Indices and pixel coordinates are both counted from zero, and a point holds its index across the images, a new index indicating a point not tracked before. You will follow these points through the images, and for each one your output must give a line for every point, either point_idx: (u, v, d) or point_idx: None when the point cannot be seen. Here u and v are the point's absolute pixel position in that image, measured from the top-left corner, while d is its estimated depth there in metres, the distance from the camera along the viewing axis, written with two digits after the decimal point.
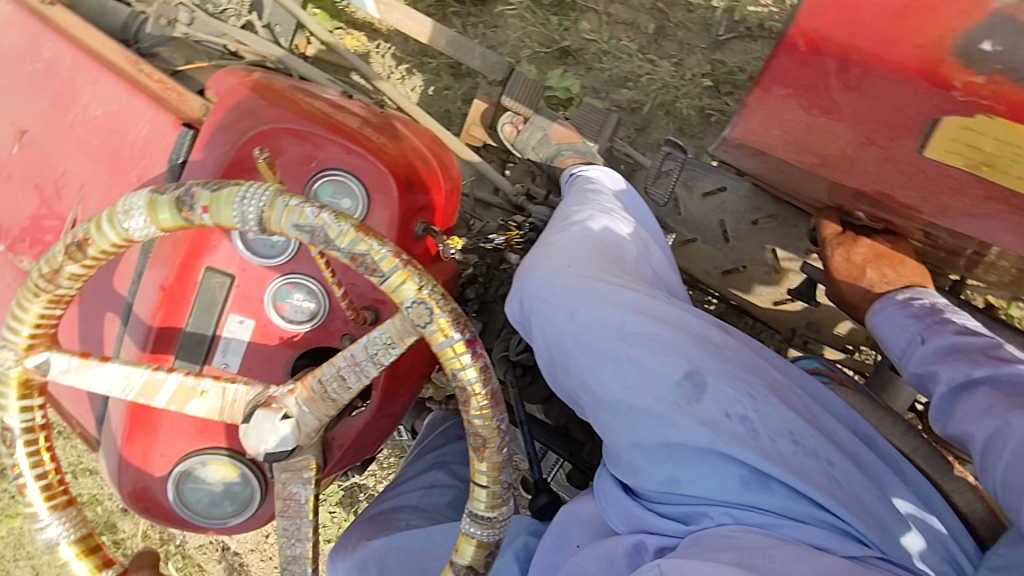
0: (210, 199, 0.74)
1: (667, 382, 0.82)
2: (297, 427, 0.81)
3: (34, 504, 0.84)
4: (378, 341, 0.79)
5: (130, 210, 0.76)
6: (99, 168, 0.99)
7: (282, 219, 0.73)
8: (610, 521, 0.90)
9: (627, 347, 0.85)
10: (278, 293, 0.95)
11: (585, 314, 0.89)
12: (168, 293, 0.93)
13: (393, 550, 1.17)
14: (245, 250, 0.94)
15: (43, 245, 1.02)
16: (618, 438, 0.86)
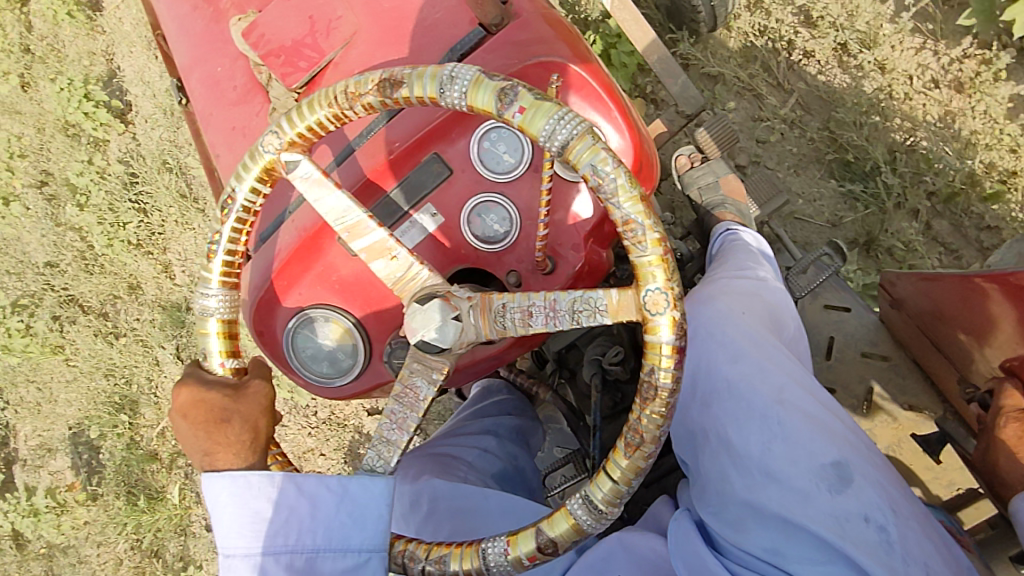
0: (525, 101, 0.75)
1: (813, 462, 0.87)
2: (459, 334, 0.83)
3: (212, 274, 0.90)
4: (590, 304, 0.80)
5: (449, 81, 0.78)
6: (378, 30, 1.07)
7: (583, 157, 0.75)
8: (677, 566, 0.92)
9: (782, 415, 0.91)
10: (479, 209, 1.00)
11: (753, 373, 0.95)
12: (391, 162, 0.98)
13: (449, 498, 1.18)
14: (473, 157, 0.98)
15: (294, 69, 1.09)
16: (733, 490, 0.90)
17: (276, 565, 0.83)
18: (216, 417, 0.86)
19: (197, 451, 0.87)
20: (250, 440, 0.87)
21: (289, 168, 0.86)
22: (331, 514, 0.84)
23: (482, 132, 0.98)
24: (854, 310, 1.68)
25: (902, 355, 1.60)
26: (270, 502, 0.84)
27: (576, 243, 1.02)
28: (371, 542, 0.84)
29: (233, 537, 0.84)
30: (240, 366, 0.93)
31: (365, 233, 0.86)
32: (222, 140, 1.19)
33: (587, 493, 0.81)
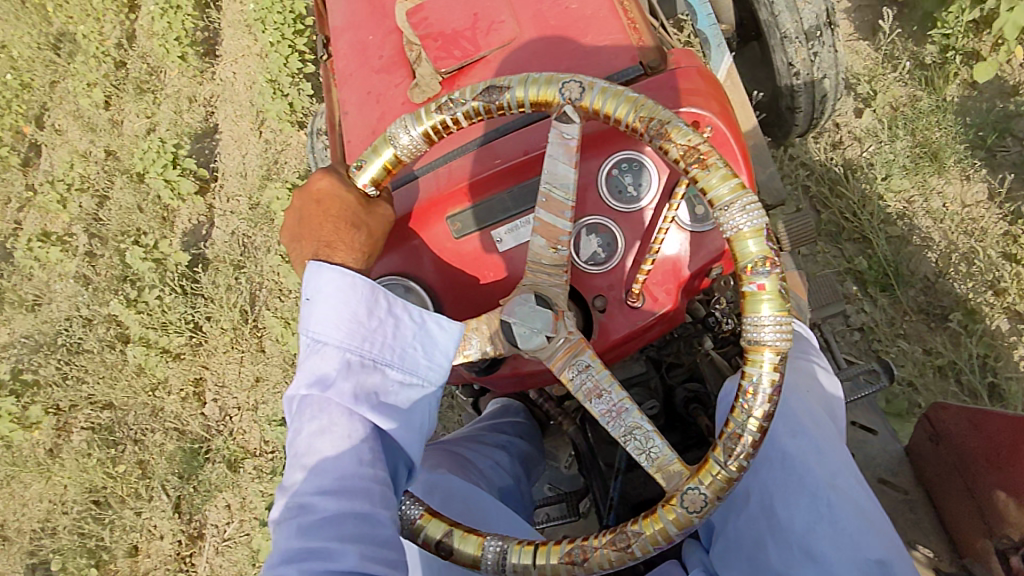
0: (720, 175, 0.79)
1: (857, 554, 0.88)
2: (541, 348, 0.87)
3: (426, 120, 0.90)
4: (646, 443, 0.84)
5: (675, 123, 0.81)
6: (537, 41, 1.14)
7: (753, 249, 0.79)
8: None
9: (831, 497, 0.91)
10: (587, 230, 1.03)
11: (808, 447, 0.95)
12: (522, 162, 1.06)
13: (461, 499, 1.11)
14: (599, 178, 1.02)
15: (448, 55, 1.16)
16: (770, 561, 0.92)
17: (357, 364, 0.84)
18: (346, 221, 0.94)
19: (312, 241, 0.93)
20: (365, 249, 0.95)
21: (561, 116, 0.86)
22: (407, 341, 0.88)
23: (615, 157, 1.02)
24: (881, 435, 1.70)
25: (920, 492, 1.58)
26: (367, 309, 0.86)
27: (669, 287, 1.04)
28: (432, 375, 0.89)
29: (326, 325, 0.84)
30: (371, 197, 0.97)
31: (556, 210, 0.88)
32: (355, 100, 1.25)
33: (507, 548, 0.84)
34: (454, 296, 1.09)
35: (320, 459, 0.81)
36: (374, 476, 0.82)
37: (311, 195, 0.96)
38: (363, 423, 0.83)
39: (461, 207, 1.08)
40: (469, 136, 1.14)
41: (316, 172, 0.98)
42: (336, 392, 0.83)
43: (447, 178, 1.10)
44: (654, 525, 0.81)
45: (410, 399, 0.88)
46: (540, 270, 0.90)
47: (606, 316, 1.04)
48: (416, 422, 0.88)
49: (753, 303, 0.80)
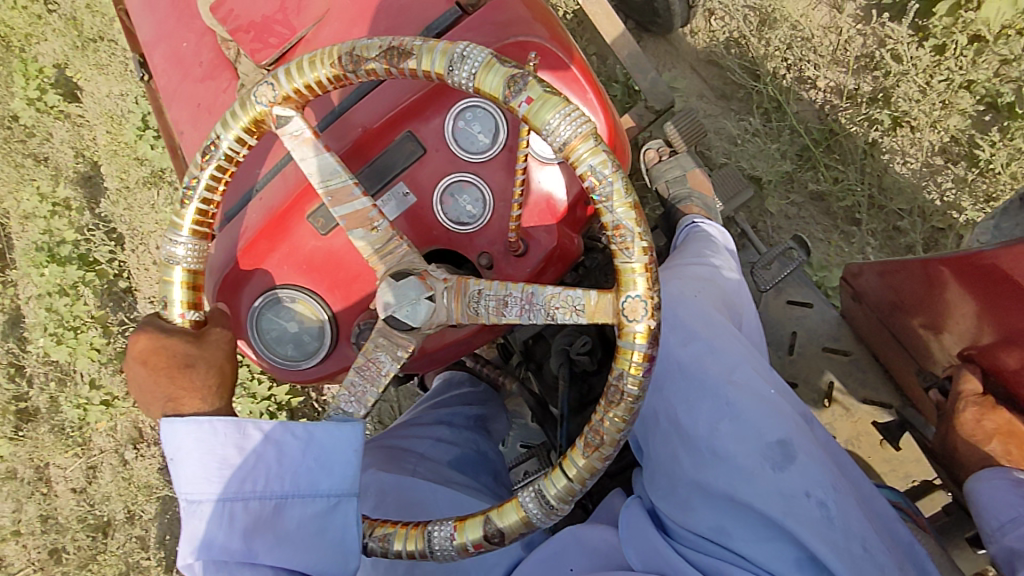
0: (427, 48, 0.78)
1: (759, 441, 0.90)
2: (431, 314, 0.84)
3: (184, 219, 0.88)
4: (568, 302, 0.79)
5: (359, 44, 0.80)
6: (352, 8, 1.06)
7: (494, 82, 0.75)
8: (627, 552, 0.95)
9: (729, 390, 0.93)
10: (453, 190, 0.99)
11: (698, 349, 0.98)
12: (364, 140, 0.97)
13: (395, 491, 1.12)
14: (447, 135, 0.98)
15: (264, 45, 1.07)
16: (683, 471, 0.93)
17: (241, 510, 0.83)
18: (178, 363, 0.86)
19: (157, 400, 0.87)
20: (216, 385, 0.88)
21: (279, 122, 0.85)
22: (298, 460, 0.84)
23: (456, 110, 0.98)
24: (817, 306, 1.71)
25: (863, 350, 1.63)
26: (237, 448, 0.84)
27: (548, 226, 1.01)
28: (340, 486, 0.84)
29: (198, 482, 0.83)
30: (201, 318, 0.91)
31: (346, 197, 0.86)
32: (188, 116, 1.16)
33: (541, 486, 0.80)
34: (340, 300, 1.04)
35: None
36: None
37: (134, 360, 0.87)
38: (273, 564, 0.83)
39: (318, 203, 1.02)
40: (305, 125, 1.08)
41: (130, 333, 0.87)
42: (230, 547, 0.82)
43: (293, 179, 1.02)
44: (626, 362, 0.77)
45: (322, 519, 0.84)
46: (382, 251, 0.87)
47: (496, 270, 1.01)
48: (341, 535, 0.83)
49: (535, 117, 0.74)
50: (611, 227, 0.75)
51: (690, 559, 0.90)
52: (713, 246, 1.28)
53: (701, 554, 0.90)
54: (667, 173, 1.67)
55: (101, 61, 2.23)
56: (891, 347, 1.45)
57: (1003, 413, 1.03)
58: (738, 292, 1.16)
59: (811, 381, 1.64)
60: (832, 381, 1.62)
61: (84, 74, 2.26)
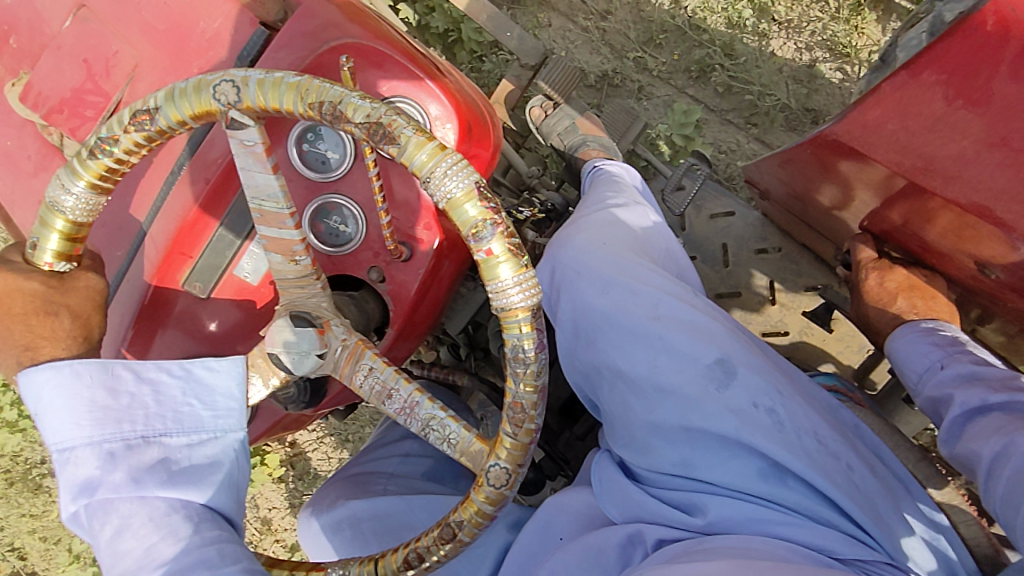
0: (413, 140, 0.68)
1: (697, 367, 0.90)
2: (318, 368, 0.82)
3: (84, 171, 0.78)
4: (443, 431, 0.78)
5: (349, 99, 0.69)
6: (161, 56, 1.01)
7: (472, 212, 0.69)
8: (607, 508, 0.96)
9: (658, 327, 0.93)
10: (322, 213, 0.96)
11: (620, 294, 0.97)
12: (210, 191, 0.96)
13: (372, 516, 1.09)
14: (295, 162, 0.94)
15: (82, 120, 1.01)
16: (636, 414, 0.93)
17: (122, 449, 0.76)
18: (38, 311, 0.82)
19: (10, 350, 0.81)
20: (82, 335, 0.85)
21: (232, 123, 0.74)
22: (177, 399, 0.81)
23: (295, 133, 0.93)
24: (738, 213, 1.72)
25: (792, 243, 1.65)
26: (109, 390, 0.78)
27: (426, 221, 0.98)
28: (224, 420, 0.83)
29: (66, 430, 0.76)
30: (68, 271, 0.85)
31: (277, 222, 0.79)
32: (32, 215, 1.09)
33: (350, 572, 0.80)
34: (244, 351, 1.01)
35: (132, 561, 0.73)
36: (204, 541, 0.74)
37: None
38: (163, 500, 0.76)
39: (187, 266, 0.99)
40: (153, 188, 1.03)
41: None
42: (114, 483, 0.75)
43: (156, 246, 1.00)
44: (469, 507, 0.76)
45: (213, 453, 0.81)
46: (291, 285, 0.82)
47: (391, 283, 0.98)
48: (231, 464, 0.81)
49: (489, 269, 0.70)
50: (508, 399, 0.74)
51: (664, 500, 0.91)
52: (614, 184, 1.29)
53: (668, 490, 0.91)
54: (557, 126, 1.66)
55: None
56: (807, 230, 1.47)
57: (900, 270, 1.06)
58: (648, 224, 1.18)
59: (751, 287, 1.66)
60: (770, 283, 1.65)
61: None
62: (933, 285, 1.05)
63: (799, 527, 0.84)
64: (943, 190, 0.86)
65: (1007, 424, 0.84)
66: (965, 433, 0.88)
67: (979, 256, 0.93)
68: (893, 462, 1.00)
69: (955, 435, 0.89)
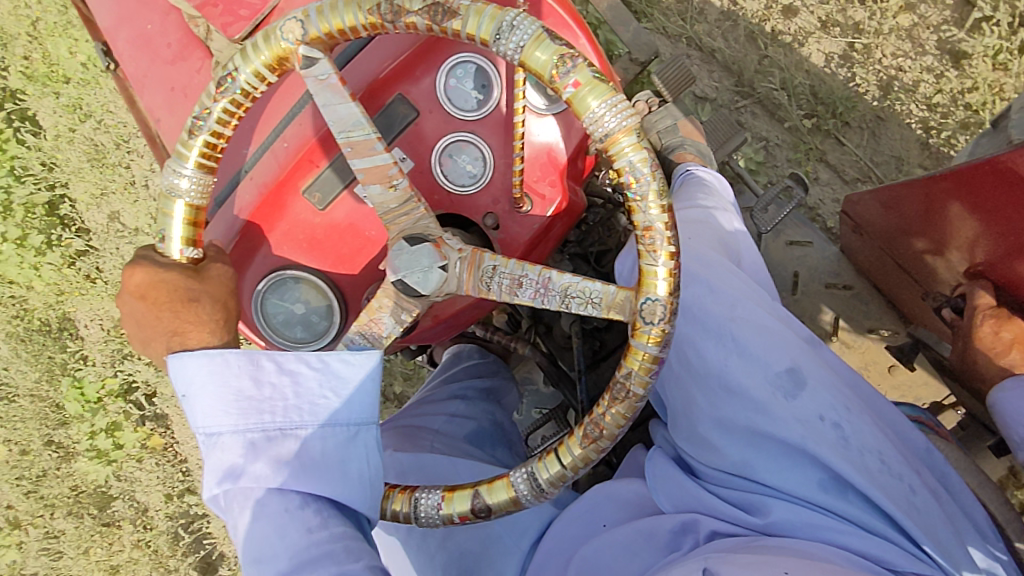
0: (472, 10, 0.72)
1: (767, 372, 0.89)
2: (443, 282, 0.81)
3: (190, 152, 0.80)
4: (584, 293, 0.79)
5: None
6: None
7: (545, 57, 0.71)
8: (658, 497, 0.95)
9: (732, 325, 0.91)
10: (453, 149, 0.96)
11: (696, 287, 0.95)
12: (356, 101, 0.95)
13: (418, 468, 1.11)
14: (439, 93, 0.95)
15: (236, 18, 1.03)
16: (699, 411, 0.92)
17: (262, 440, 0.79)
18: (181, 299, 0.83)
19: (160, 335, 0.84)
20: (222, 318, 0.85)
21: (304, 63, 0.78)
22: (315, 392, 0.81)
23: (449, 66, 0.95)
24: (816, 243, 1.70)
25: (864, 282, 1.64)
26: (252, 379, 0.80)
27: (552, 178, 0.99)
28: (359, 415, 0.82)
29: (213, 415, 0.79)
30: (199, 258, 0.85)
31: (368, 150, 0.81)
32: (162, 101, 1.11)
33: (534, 469, 0.83)
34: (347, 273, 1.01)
35: (267, 545, 0.78)
36: (332, 537, 0.78)
37: (131, 294, 0.84)
38: (298, 492, 0.79)
39: (313, 176, 0.99)
40: (290, 98, 1.02)
41: (124, 270, 0.84)
42: (256, 473, 0.78)
43: (284, 152, 0.98)
44: (636, 358, 0.78)
45: (343, 451, 0.81)
46: (395, 215, 0.83)
47: (502, 230, 0.99)
48: (365, 466, 0.81)
49: (579, 102, 0.72)
50: (641, 227, 0.75)
51: (721, 496, 0.91)
52: (707, 180, 1.29)
53: (727, 488, 0.91)
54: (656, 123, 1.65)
55: (109, 194, 2.03)
56: (893, 270, 1.45)
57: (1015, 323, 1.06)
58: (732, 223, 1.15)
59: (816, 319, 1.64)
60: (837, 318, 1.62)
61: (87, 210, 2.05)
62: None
63: (861, 541, 0.84)
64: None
65: None
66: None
67: None
68: (961, 491, 0.99)
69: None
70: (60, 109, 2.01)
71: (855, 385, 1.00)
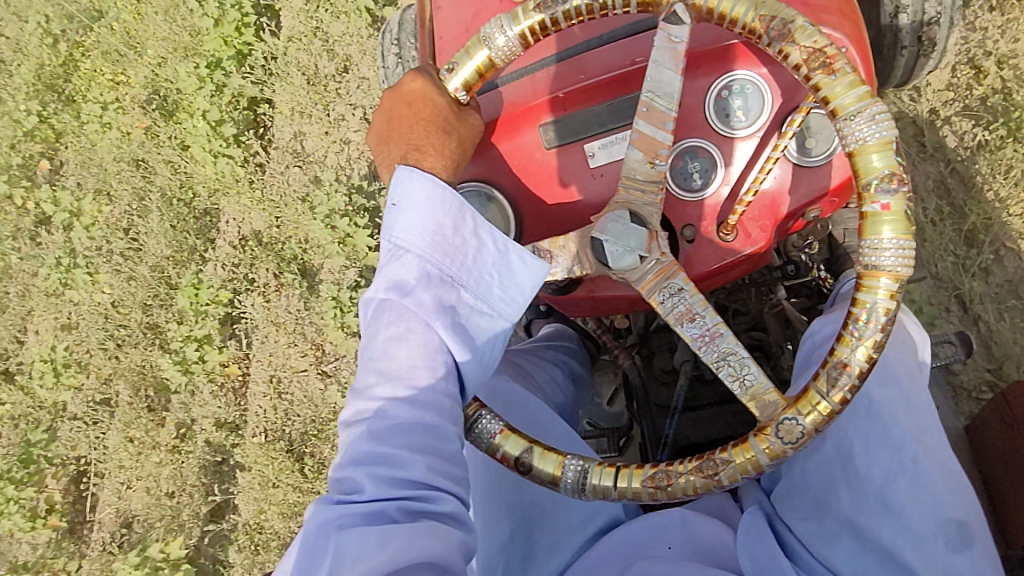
0: (845, 79, 0.74)
1: (939, 512, 0.80)
2: (631, 268, 0.83)
3: (523, 20, 0.88)
4: (740, 369, 0.80)
5: (799, 22, 0.76)
6: None
7: (878, 164, 0.73)
8: (741, 556, 0.88)
9: (918, 448, 0.82)
10: (690, 153, 0.98)
11: (898, 392, 0.85)
12: (631, 72, 1.00)
13: (521, 406, 1.06)
14: (706, 98, 0.97)
15: None
16: (840, 506, 0.84)
17: (437, 278, 0.82)
18: (437, 125, 0.90)
19: (401, 144, 0.91)
20: (455, 155, 0.92)
21: (670, 18, 0.84)
22: (489, 265, 0.85)
23: (732, 76, 0.96)
24: (942, 410, 1.62)
25: (976, 472, 1.55)
26: (454, 223, 0.83)
27: (765, 223, 0.99)
28: (509, 304, 0.86)
29: (410, 233, 0.82)
30: (462, 101, 0.94)
31: (658, 121, 0.86)
32: None
33: (588, 468, 0.82)
34: (537, 212, 1.06)
35: (394, 366, 0.80)
36: (445, 392, 0.81)
37: (401, 97, 0.93)
38: (439, 338, 0.82)
39: (555, 115, 1.03)
40: (568, 41, 1.08)
41: (407, 73, 0.94)
42: (418, 301, 0.81)
43: (541, 84, 1.04)
44: (744, 454, 0.77)
45: (484, 327, 0.85)
46: (633, 186, 0.86)
47: (694, 246, 1.00)
48: (488, 345, 0.87)
49: (874, 224, 0.73)
50: (838, 355, 0.75)
51: None
52: None
53: None
54: None
55: (292, 81, 2.18)
56: (1020, 473, 1.38)
57: None
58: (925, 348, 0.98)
59: None
60: None
61: (273, 91, 2.21)
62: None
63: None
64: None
65: None
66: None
67: None
68: None
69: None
70: (303, 17, 2.20)
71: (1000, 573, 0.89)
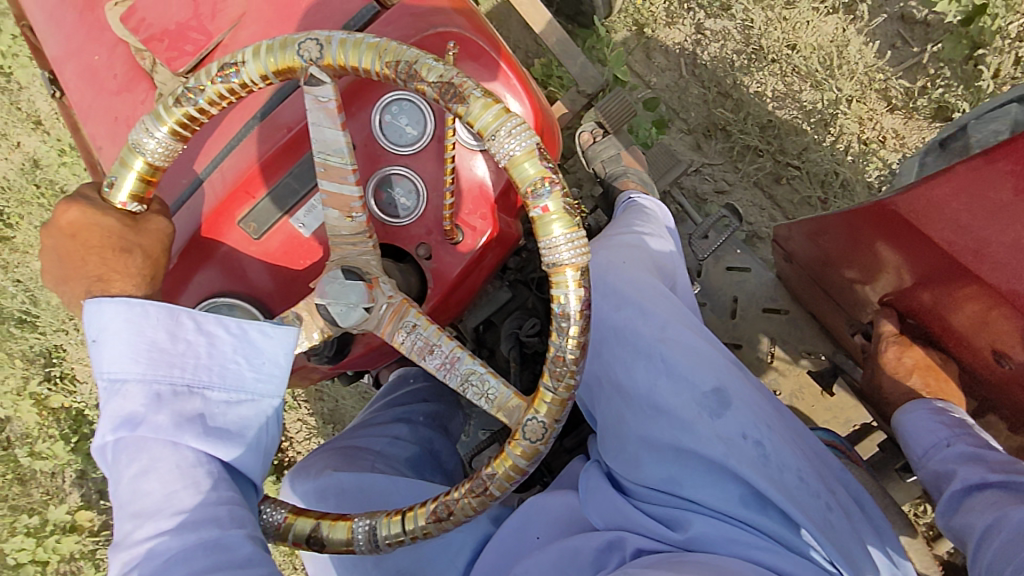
0: (481, 102, 0.74)
1: (695, 392, 0.95)
2: (364, 321, 0.85)
3: (167, 117, 0.82)
4: (483, 385, 0.83)
5: (422, 60, 0.75)
6: (268, 8, 1.07)
7: (555, 228, 0.75)
8: (589, 514, 0.97)
9: (663, 348, 0.98)
10: (386, 183, 1.01)
11: (632, 310, 1.02)
12: (291, 138, 1.00)
13: (358, 491, 1.06)
14: (375, 128, 1.00)
15: (181, 53, 1.06)
16: (630, 429, 0.97)
17: (168, 393, 0.79)
18: (113, 247, 0.85)
19: (81, 279, 0.85)
20: (147, 272, 0.87)
21: (309, 80, 0.79)
22: (227, 355, 0.83)
23: (383, 103, 1.00)
24: (754, 270, 1.75)
25: (799, 308, 1.69)
26: (168, 333, 0.81)
27: (483, 211, 1.04)
28: (264, 385, 0.85)
29: (122, 362, 0.79)
30: (140, 212, 0.87)
31: (339, 177, 0.84)
32: (105, 131, 1.13)
33: (376, 523, 0.84)
34: (278, 292, 1.05)
35: (151, 501, 0.77)
36: (219, 500, 0.79)
37: (61, 229, 0.85)
38: (191, 451, 0.80)
39: (247, 207, 1.02)
40: (231, 130, 1.06)
41: (59, 203, 0.86)
42: (155, 423, 0.78)
43: (222, 182, 1.03)
44: (504, 463, 0.80)
45: (248, 414, 0.83)
46: (344, 242, 0.87)
47: (437, 261, 1.03)
48: (258, 433, 0.84)
49: (542, 231, 0.75)
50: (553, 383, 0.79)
51: (648, 512, 0.94)
52: (651, 209, 1.36)
53: (653, 504, 0.94)
54: (602, 154, 1.72)
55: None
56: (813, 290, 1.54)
57: (919, 349, 1.16)
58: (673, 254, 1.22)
59: (755, 340, 1.69)
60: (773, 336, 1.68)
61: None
62: (946, 368, 1.15)
63: (774, 555, 0.86)
64: (976, 268, 0.96)
65: (1000, 501, 0.99)
66: (962, 506, 1.04)
67: (985, 342, 1.03)
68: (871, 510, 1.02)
69: (953, 507, 1.05)
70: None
71: (777, 406, 1.06)
